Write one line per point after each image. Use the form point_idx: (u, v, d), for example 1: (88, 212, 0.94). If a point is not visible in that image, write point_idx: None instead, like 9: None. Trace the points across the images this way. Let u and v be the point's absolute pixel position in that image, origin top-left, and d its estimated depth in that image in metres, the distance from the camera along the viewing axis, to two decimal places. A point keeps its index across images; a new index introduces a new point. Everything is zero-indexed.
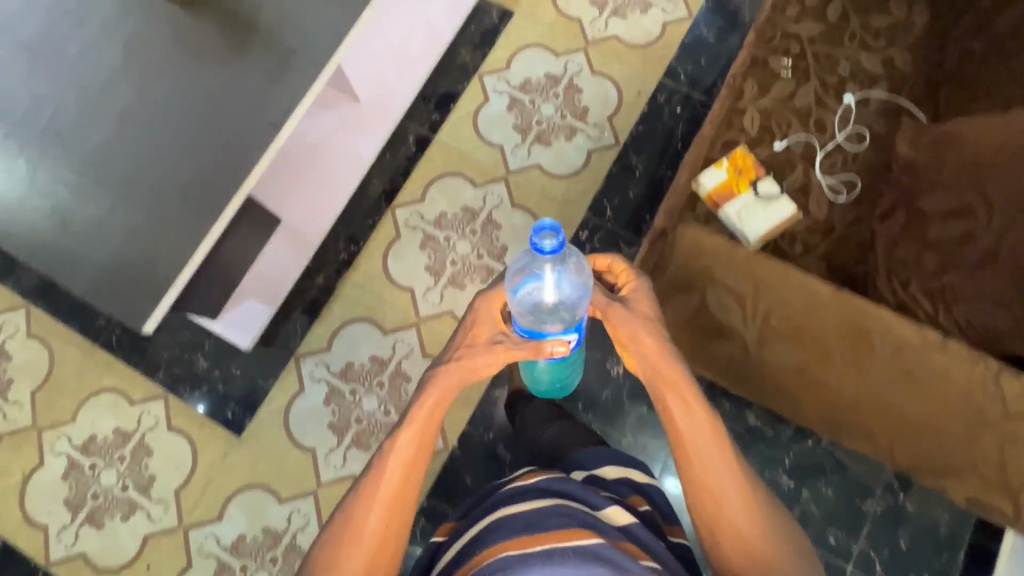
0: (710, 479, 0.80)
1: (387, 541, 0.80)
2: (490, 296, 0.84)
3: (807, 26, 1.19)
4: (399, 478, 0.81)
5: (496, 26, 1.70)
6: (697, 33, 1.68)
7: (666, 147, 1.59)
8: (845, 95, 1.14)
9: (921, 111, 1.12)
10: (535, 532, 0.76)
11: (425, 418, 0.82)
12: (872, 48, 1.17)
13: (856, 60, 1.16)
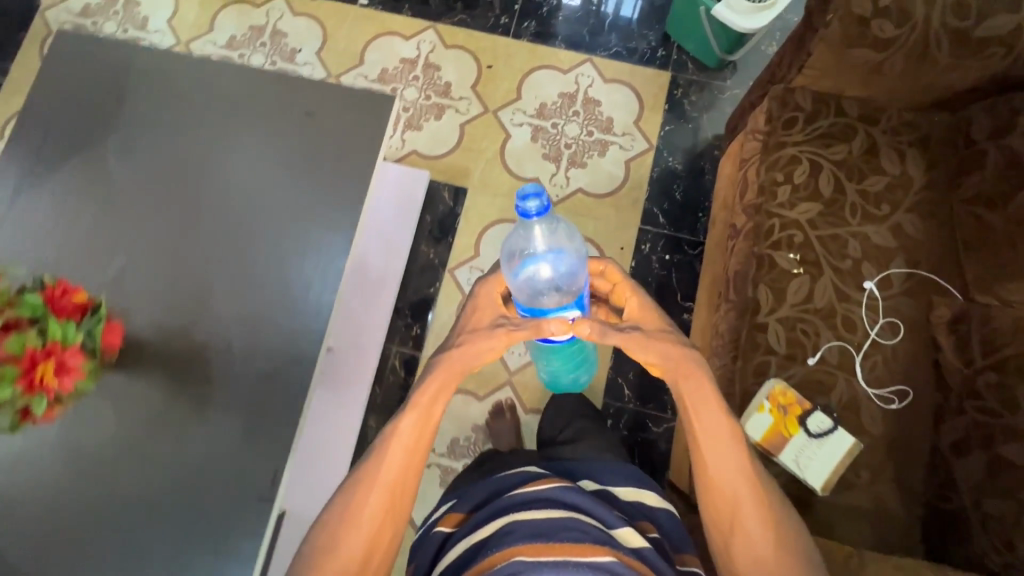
0: (724, 485, 0.78)
1: (380, 530, 0.78)
2: (490, 280, 0.87)
3: (803, 207, 1.09)
4: (400, 469, 0.79)
5: (451, 210, 1.56)
6: (663, 165, 1.57)
7: (665, 303, 1.48)
8: (865, 281, 1.06)
9: (948, 284, 1.04)
10: (550, 537, 0.71)
11: (421, 425, 0.81)
12: (876, 216, 1.08)
13: (864, 235, 1.08)
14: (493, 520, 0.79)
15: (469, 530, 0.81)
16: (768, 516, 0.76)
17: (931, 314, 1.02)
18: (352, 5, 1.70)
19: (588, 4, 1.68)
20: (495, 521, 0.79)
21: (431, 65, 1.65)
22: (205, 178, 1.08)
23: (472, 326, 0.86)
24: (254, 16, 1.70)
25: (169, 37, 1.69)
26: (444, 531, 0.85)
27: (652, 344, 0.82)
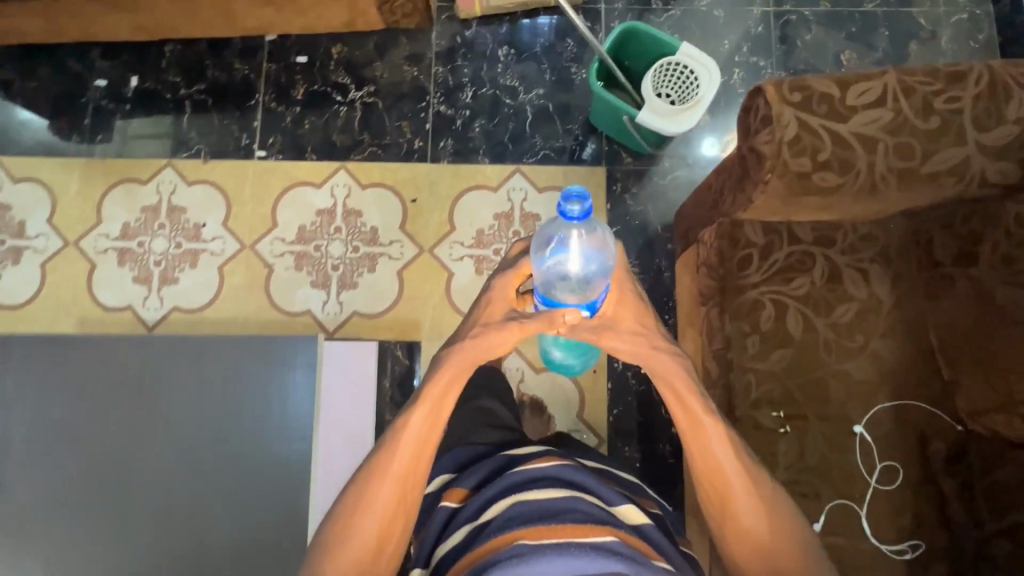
0: (733, 467, 0.79)
1: (387, 530, 0.77)
2: (508, 273, 0.83)
3: (775, 356, 1.03)
4: (408, 466, 0.78)
5: (409, 369, 1.45)
6: None
7: (652, 421, 1.42)
8: (854, 424, 1.01)
9: (942, 410, 0.98)
10: (553, 518, 0.70)
11: (428, 415, 0.80)
12: (851, 348, 1.02)
13: (843, 373, 1.02)
14: (491, 498, 0.78)
15: (469, 509, 0.79)
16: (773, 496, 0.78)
17: (927, 449, 0.98)
18: (250, 160, 1.54)
19: (503, 107, 1.56)
20: (493, 498, 0.78)
21: (351, 211, 1.52)
22: (131, 469, 0.99)
23: (476, 318, 0.83)
24: (144, 194, 1.53)
25: (54, 238, 1.51)
26: (449, 508, 0.83)
27: (655, 354, 0.83)
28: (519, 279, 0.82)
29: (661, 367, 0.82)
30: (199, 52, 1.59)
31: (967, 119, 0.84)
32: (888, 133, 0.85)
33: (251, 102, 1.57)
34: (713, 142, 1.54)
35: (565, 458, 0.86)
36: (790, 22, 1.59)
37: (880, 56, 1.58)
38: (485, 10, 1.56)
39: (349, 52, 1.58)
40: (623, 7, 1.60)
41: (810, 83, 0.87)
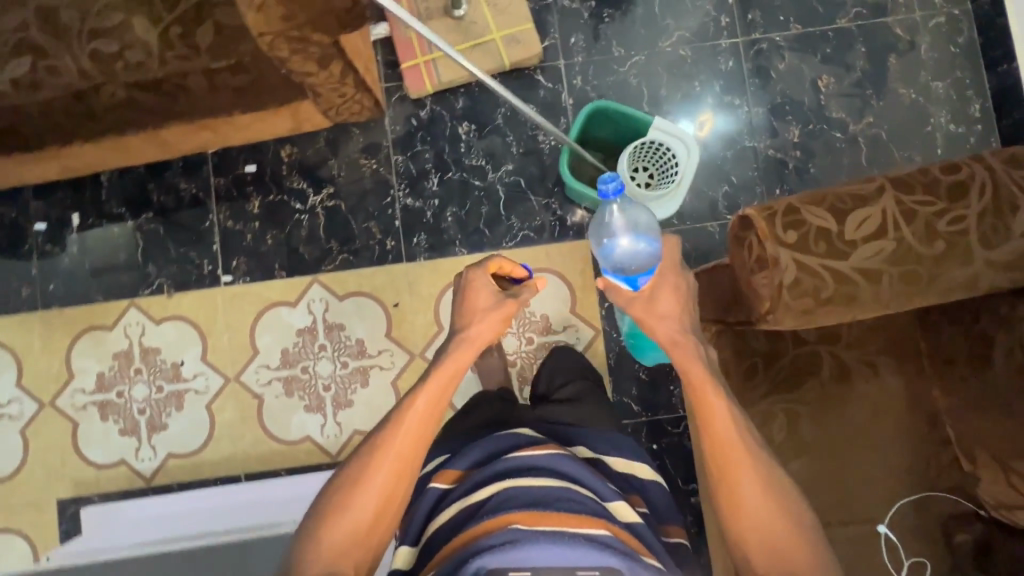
0: (731, 440, 0.80)
1: (384, 503, 0.83)
2: (482, 267, 0.99)
3: (793, 465, 1.01)
4: (412, 444, 0.85)
5: None
6: (618, 346, 1.45)
7: (671, 495, 1.41)
8: (879, 523, 1.00)
9: (964, 499, 0.99)
10: (547, 507, 0.78)
11: (435, 395, 0.88)
12: (867, 442, 1.02)
13: (859, 470, 1.01)
14: (489, 483, 0.84)
15: (465, 490, 0.86)
16: (765, 474, 0.78)
17: (951, 540, 0.98)
18: (216, 287, 1.46)
19: (473, 190, 1.48)
20: (490, 483, 0.84)
21: (332, 326, 1.45)
22: None
23: (472, 305, 0.97)
24: (113, 340, 1.45)
25: (27, 401, 1.44)
26: (439, 488, 0.90)
27: (676, 340, 0.86)
28: (490, 272, 0.99)
29: (683, 362, 0.84)
30: (140, 178, 1.47)
31: (974, 240, 0.79)
32: (892, 264, 0.80)
33: (205, 223, 1.47)
34: (688, 124, 1.48)
35: (561, 447, 0.91)
36: (760, 52, 1.50)
37: (859, 77, 1.49)
38: (436, 88, 1.47)
39: (300, 153, 1.47)
40: (583, 60, 1.50)
41: (805, 216, 0.81)
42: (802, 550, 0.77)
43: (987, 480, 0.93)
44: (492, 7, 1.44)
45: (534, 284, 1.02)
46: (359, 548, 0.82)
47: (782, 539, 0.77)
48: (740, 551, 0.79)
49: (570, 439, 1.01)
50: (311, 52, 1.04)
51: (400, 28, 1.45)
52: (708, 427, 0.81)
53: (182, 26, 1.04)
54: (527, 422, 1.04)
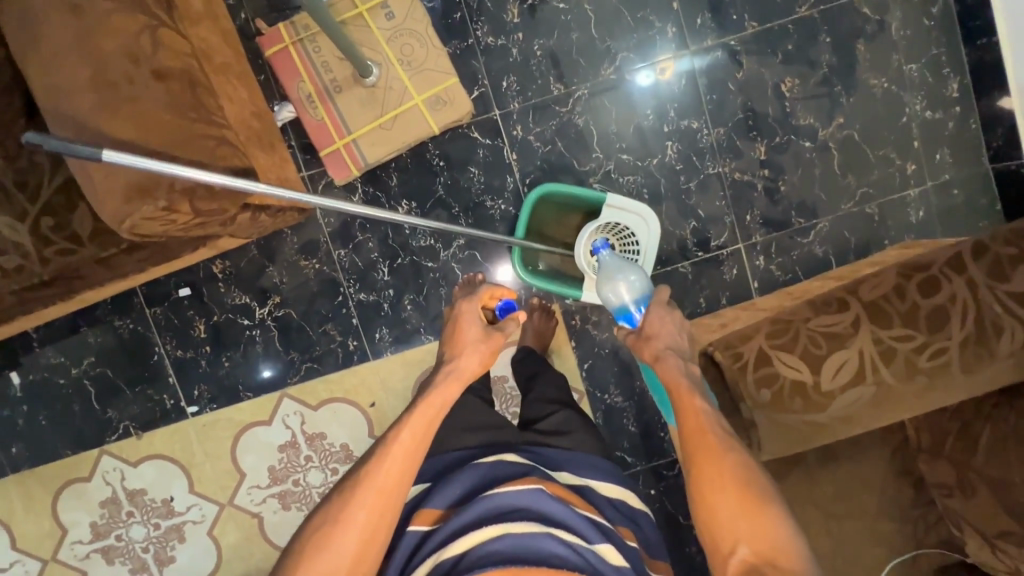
0: (705, 436, 0.74)
1: (365, 545, 0.73)
2: (473, 296, 0.94)
3: None
4: (396, 476, 0.76)
5: None
6: (604, 403, 1.38)
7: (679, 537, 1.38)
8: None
9: (953, 554, 1.00)
10: (529, 563, 0.69)
11: (423, 422, 0.80)
12: (856, 510, 1.02)
13: (851, 541, 1.01)
14: (464, 529, 0.74)
15: (442, 538, 0.75)
16: (743, 466, 0.72)
17: None
18: (184, 419, 1.40)
19: (427, 274, 1.38)
20: (466, 531, 0.74)
21: (313, 436, 1.40)
22: None
23: (462, 335, 0.90)
24: (95, 490, 1.40)
25: (29, 561, 1.41)
26: (418, 532, 0.80)
27: (660, 356, 0.84)
28: (481, 300, 0.95)
29: (667, 373, 0.82)
30: (74, 323, 1.39)
31: (958, 373, 0.75)
32: (872, 407, 0.77)
33: (154, 356, 1.39)
34: (644, 68, 1.35)
35: (546, 482, 0.82)
36: (714, 63, 1.34)
37: (826, 73, 1.34)
38: (364, 170, 1.30)
39: (234, 266, 1.37)
40: (520, 106, 1.35)
41: (778, 368, 0.79)
42: (787, 553, 0.68)
43: (973, 546, 0.93)
44: (405, 65, 1.27)
45: (518, 318, 0.94)
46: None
47: (760, 540, 0.69)
48: (714, 552, 0.72)
49: (554, 463, 0.89)
50: (210, 225, 0.89)
51: (308, 109, 1.27)
52: (678, 424, 0.78)
53: (54, 217, 0.95)
54: (512, 447, 0.91)
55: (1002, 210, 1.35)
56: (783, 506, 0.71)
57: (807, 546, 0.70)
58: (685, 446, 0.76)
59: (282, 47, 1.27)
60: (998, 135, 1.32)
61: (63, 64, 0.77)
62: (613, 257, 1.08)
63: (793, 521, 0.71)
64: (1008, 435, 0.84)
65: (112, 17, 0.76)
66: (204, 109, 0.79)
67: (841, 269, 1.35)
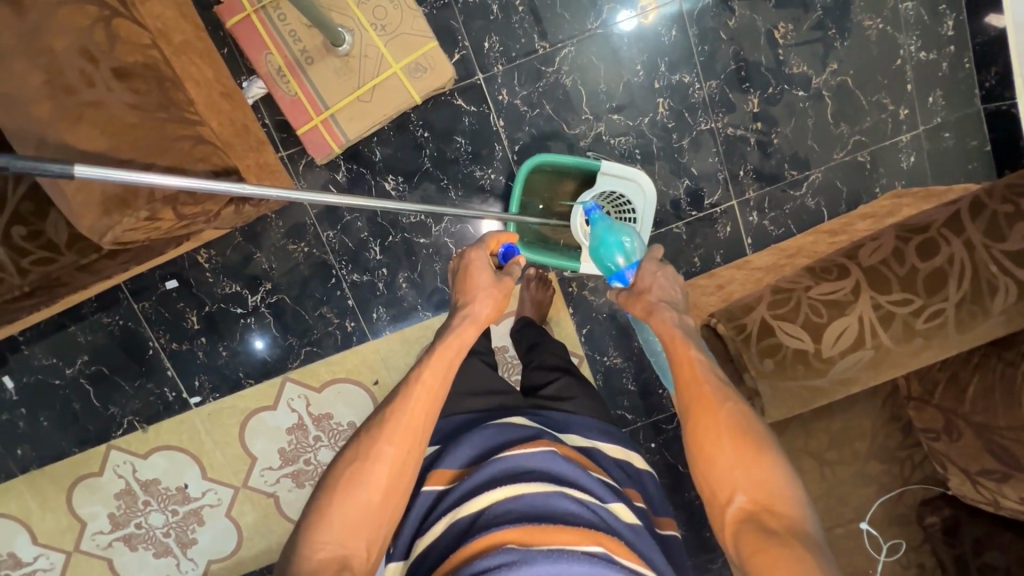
0: (701, 386, 0.75)
1: (394, 479, 0.69)
2: (480, 244, 0.91)
3: None
4: (422, 412, 0.72)
5: None
6: (604, 364, 1.39)
7: (684, 489, 1.42)
8: (860, 521, 1.08)
9: (934, 487, 1.07)
10: (546, 520, 0.60)
11: (443, 362, 0.77)
12: (849, 455, 1.08)
13: (842, 480, 1.08)
14: (476, 490, 0.65)
15: (454, 499, 0.67)
16: (739, 415, 0.73)
17: (923, 521, 1.06)
18: (188, 410, 1.40)
19: (419, 250, 1.35)
20: (478, 490, 0.65)
21: (320, 417, 1.40)
22: None
23: (472, 281, 0.87)
24: (108, 483, 1.41)
25: (54, 554, 1.42)
26: (434, 492, 0.72)
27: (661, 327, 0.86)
28: (490, 248, 0.92)
29: (663, 328, 0.83)
30: (61, 322, 1.36)
31: (953, 333, 0.78)
32: (869, 369, 0.81)
33: (149, 351, 1.37)
34: (631, 13, 1.28)
35: (557, 443, 0.74)
36: (704, 10, 1.28)
37: (820, 16, 1.29)
38: (346, 147, 1.24)
39: (220, 255, 1.34)
40: (504, 68, 1.29)
41: (780, 339, 0.81)
42: (783, 500, 0.68)
43: (956, 481, 0.99)
44: (379, 30, 1.19)
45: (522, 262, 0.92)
46: (366, 533, 0.67)
47: (757, 488, 0.68)
48: (710, 501, 0.71)
49: (560, 426, 0.83)
50: (195, 225, 0.85)
51: (279, 84, 1.19)
52: (674, 377, 0.79)
53: (25, 225, 0.91)
54: (520, 410, 0.84)
55: (992, 150, 1.33)
56: (779, 452, 0.71)
57: (803, 493, 0.69)
58: (682, 398, 0.76)
59: (244, 16, 1.18)
60: (992, 73, 1.29)
61: (12, 69, 0.72)
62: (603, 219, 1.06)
63: (789, 468, 0.70)
64: (995, 383, 0.88)
65: (60, 12, 0.72)
66: (174, 107, 0.76)
67: (834, 222, 1.35)
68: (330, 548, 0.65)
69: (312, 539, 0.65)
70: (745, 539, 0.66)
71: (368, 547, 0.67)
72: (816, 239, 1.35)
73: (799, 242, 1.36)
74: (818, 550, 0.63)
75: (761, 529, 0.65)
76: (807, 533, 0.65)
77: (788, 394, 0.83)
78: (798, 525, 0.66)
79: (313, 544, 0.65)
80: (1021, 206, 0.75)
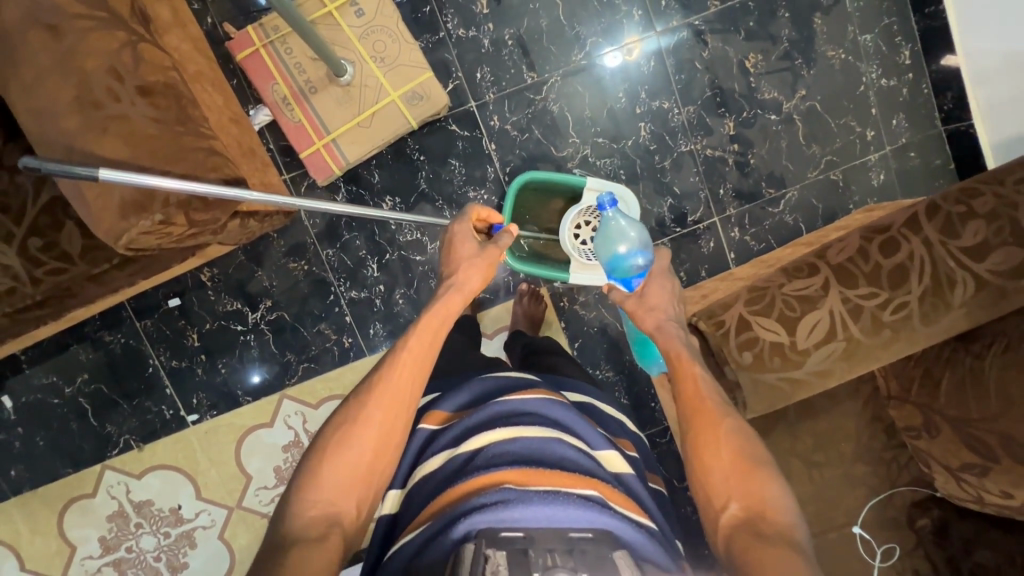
0: (704, 403, 0.78)
1: (384, 440, 0.71)
2: (463, 216, 0.96)
3: None
4: (409, 379, 0.76)
5: None
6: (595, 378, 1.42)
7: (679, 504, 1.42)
8: (851, 524, 1.09)
9: (923, 490, 1.08)
10: (545, 465, 0.62)
11: (429, 333, 0.80)
12: (836, 457, 1.10)
13: (830, 481, 1.10)
14: (475, 429, 0.67)
15: (450, 439, 0.69)
16: (738, 432, 0.76)
17: (914, 523, 1.08)
18: (185, 428, 1.41)
19: (416, 267, 1.40)
20: (477, 431, 0.67)
21: (316, 434, 1.41)
22: None
23: (458, 251, 0.92)
24: (100, 505, 1.40)
25: None
26: (428, 430, 0.74)
27: (662, 325, 0.90)
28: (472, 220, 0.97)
29: (667, 342, 0.87)
30: (63, 341, 1.38)
31: (918, 324, 0.83)
32: (843, 361, 0.85)
33: (149, 369, 1.40)
34: (613, 49, 1.38)
35: (555, 394, 0.76)
36: (680, 43, 1.39)
37: (787, 47, 1.40)
38: (345, 169, 1.31)
39: (222, 274, 1.39)
40: (495, 96, 1.38)
41: (757, 333, 0.86)
42: (776, 508, 0.70)
43: (941, 479, 1.01)
44: (379, 62, 1.28)
45: (511, 231, 0.96)
46: (357, 493, 0.69)
47: (750, 496, 0.71)
48: (706, 506, 0.73)
49: (558, 384, 0.87)
50: (200, 236, 0.90)
51: (284, 112, 1.27)
52: (677, 394, 0.82)
53: (41, 237, 0.96)
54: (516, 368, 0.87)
55: (955, 169, 1.42)
56: (774, 468, 0.74)
57: (795, 505, 0.72)
58: (684, 410, 0.79)
59: (254, 50, 1.26)
60: (949, 98, 1.39)
61: (47, 86, 0.79)
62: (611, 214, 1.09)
63: (783, 481, 0.73)
64: (965, 376, 0.92)
65: (92, 35, 0.79)
66: (191, 121, 0.83)
67: (811, 236, 1.42)
68: (321, 507, 0.67)
69: (305, 498, 0.67)
70: (738, 541, 0.68)
71: (360, 506, 0.69)
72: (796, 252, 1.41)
73: (780, 255, 1.42)
74: (807, 557, 0.65)
75: (753, 531, 0.68)
76: (798, 541, 0.67)
77: (770, 382, 0.86)
78: (789, 531, 0.68)
79: (305, 503, 0.67)
80: (972, 207, 0.82)
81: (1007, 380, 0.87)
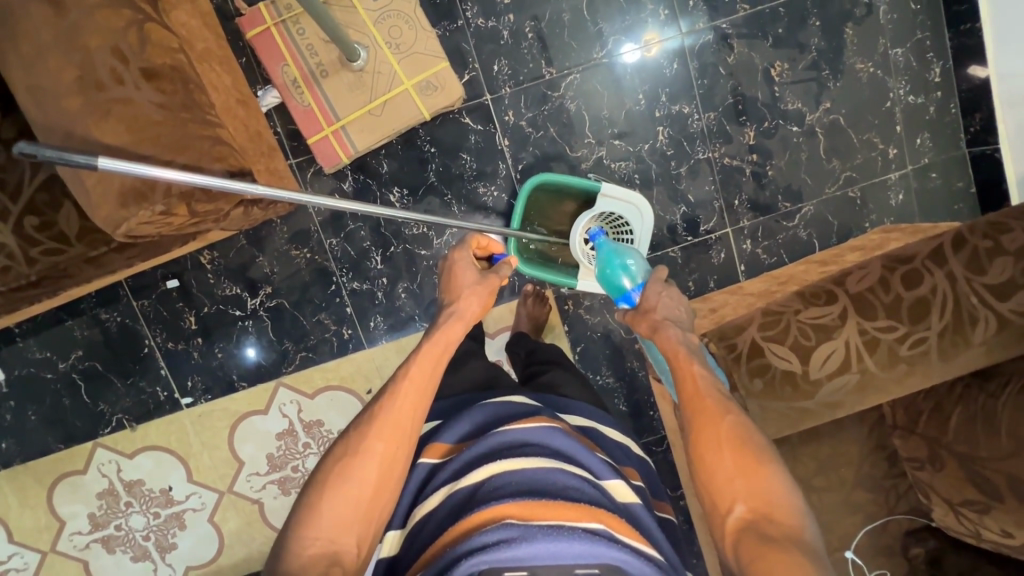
0: (704, 401, 0.76)
1: (385, 474, 0.70)
2: (463, 244, 0.93)
3: None
4: (410, 409, 0.73)
5: None
6: (595, 383, 1.41)
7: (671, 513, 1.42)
8: (845, 549, 1.09)
9: (919, 519, 1.08)
10: (549, 495, 0.61)
11: (431, 360, 0.78)
12: (835, 482, 1.09)
13: (827, 506, 1.09)
14: (475, 464, 0.67)
15: (453, 470, 0.69)
16: (740, 429, 0.73)
17: (909, 552, 1.07)
18: (179, 410, 1.39)
19: (421, 261, 1.37)
20: (479, 464, 0.67)
21: (311, 423, 1.40)
22: None
23: (459, 279, 0.89)
24: (91, 482, 1.39)
25: (28, 554, 1.40)
26: (428, 464, 0.74)
27: (659, 326, 0.87)
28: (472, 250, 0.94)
29: (667, 343, 0.84)
30: (58, 316, 1.36)
31: (935, 360, 0.81)
32: (855, 393, 0.83)
33: (144, 349, 1.38)
34: (633, 47, 1.34)
35: (558, 421, 0.75)
36: (705, 46, 1.34)
37: (815, 57, 1.35)
38: (354, 158, 1.27)
39: (223, 257, 1.36)
40: (511, 91, 1.34)
41: (769, 359, 0.84)
42: (784, 510, 0.68)
43: (940, 512, 1.00)
44: (394, 49, 1.24)
45: (511, 263, 0.92)
46: (358, 529, 0.68)
47: (757, 496, 0.69)
48: (712, 510, 0.72)
49: (561, 406, 0.86)
50: (203, 224, 0.87)
51: (294, 95, 1.23)
52: (678, 394, 0.80)
53: (37, 216, 0.93)
54: (519, 390, 0.86)
55: (977, 192, 1.39)
56: (778, 458, 0.72)
57: (804, 502, 0.70)
58: (686, 412, 0.77)
59: (264, 28, 1.22)
60: (977, 119, 1.35)
61: (47, 64, 0.75)
62: (605, 242, 1.11)
63: (789, 476, 0.71)
64: (976, 415, 0.91)
65: (96, 12, 0.76)
66: (196, 108, 0.79)
67: (824, 253, 1.39)
68: (320, 544, 0.66)
69: (304, 534, 0.66)
70: (746, 546, 0.66)
71: (361, 542, 0.68)
72: (808, 268, 1.39)
73: (791, 270, 1.39)
74: (817, 559, 0.63)
75: (760, 536, 0.66)
76: (806, 541, 0.65)
77: (779, 409, 0.85)
78: (796, 533, 0.66)
79: (303, 540, 0.66)
80: (1000, 242, 0.79)
81: (1018, 421, 0.85)
